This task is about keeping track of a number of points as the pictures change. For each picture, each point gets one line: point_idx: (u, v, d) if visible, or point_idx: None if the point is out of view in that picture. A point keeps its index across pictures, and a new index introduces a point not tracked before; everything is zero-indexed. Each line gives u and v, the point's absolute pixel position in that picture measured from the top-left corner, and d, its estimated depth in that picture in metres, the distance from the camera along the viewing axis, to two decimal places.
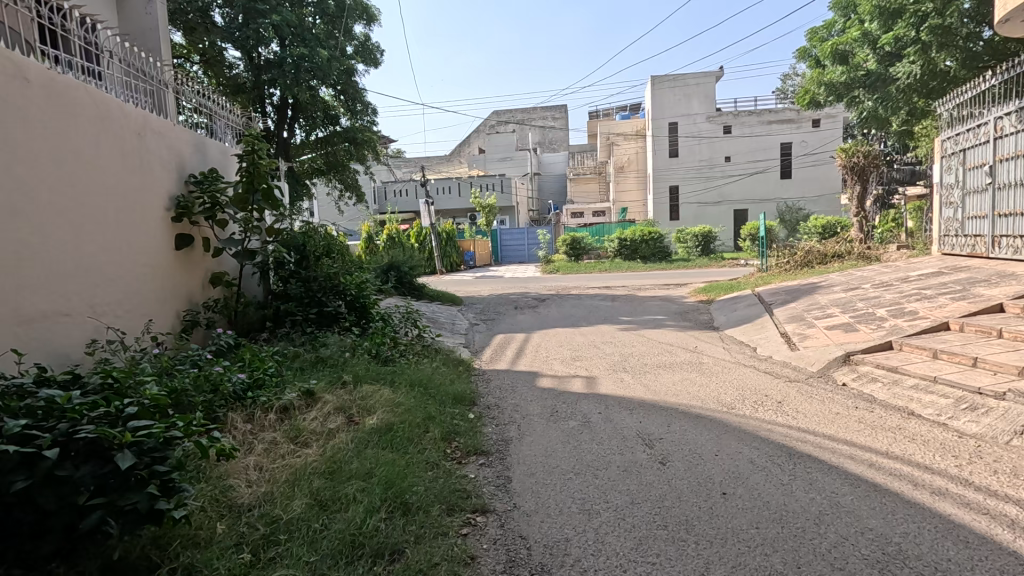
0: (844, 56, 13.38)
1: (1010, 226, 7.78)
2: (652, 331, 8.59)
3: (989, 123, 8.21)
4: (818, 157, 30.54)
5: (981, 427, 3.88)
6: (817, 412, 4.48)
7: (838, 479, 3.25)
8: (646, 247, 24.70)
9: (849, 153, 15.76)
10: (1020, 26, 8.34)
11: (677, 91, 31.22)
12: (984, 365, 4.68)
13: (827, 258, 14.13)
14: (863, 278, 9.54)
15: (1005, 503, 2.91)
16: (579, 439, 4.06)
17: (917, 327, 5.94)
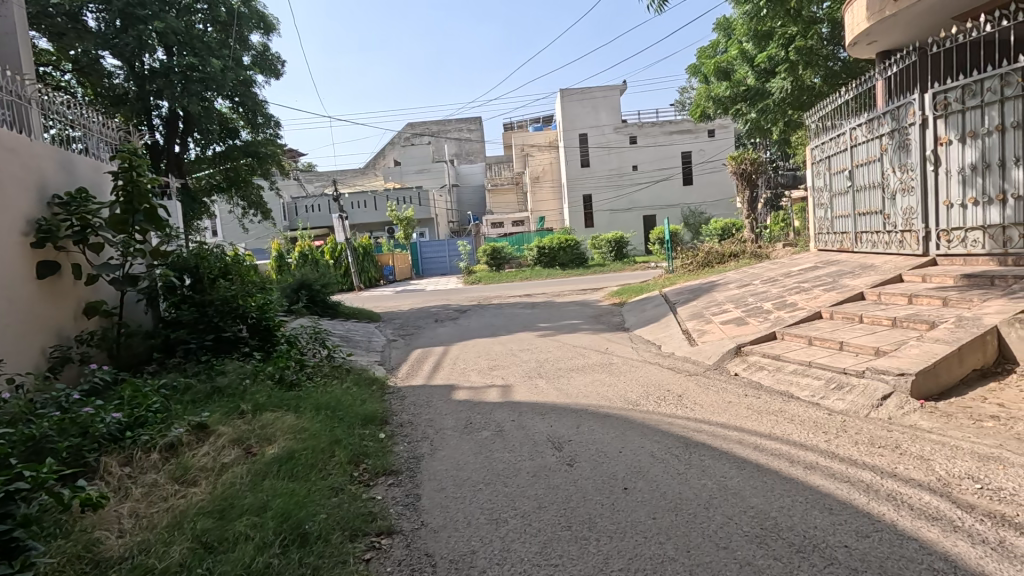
0: (728, 72, 14.64)
1: (869, 223, 8.81)
2: (567, 336, 8.84)
3: (847, 132, 9.31)
4: (715, 164, 33.02)
5: (846, 404, 4.37)
6: (712, 402, 4.81)
7: (727, 463, 3.50)
8: (564, 255, 25.43)
9: (739, 160, 17.14)
10: (865, 50, 9.56)
11: (585, 103, 32.67)
12: (849, 348, 5.27)
13: (725, 258, 15.29)
14: (754, 275, 10.41)
15: (864, 470, 3.27)
16: (490, 449, 4.08)
17: (796, 317, 6.57)
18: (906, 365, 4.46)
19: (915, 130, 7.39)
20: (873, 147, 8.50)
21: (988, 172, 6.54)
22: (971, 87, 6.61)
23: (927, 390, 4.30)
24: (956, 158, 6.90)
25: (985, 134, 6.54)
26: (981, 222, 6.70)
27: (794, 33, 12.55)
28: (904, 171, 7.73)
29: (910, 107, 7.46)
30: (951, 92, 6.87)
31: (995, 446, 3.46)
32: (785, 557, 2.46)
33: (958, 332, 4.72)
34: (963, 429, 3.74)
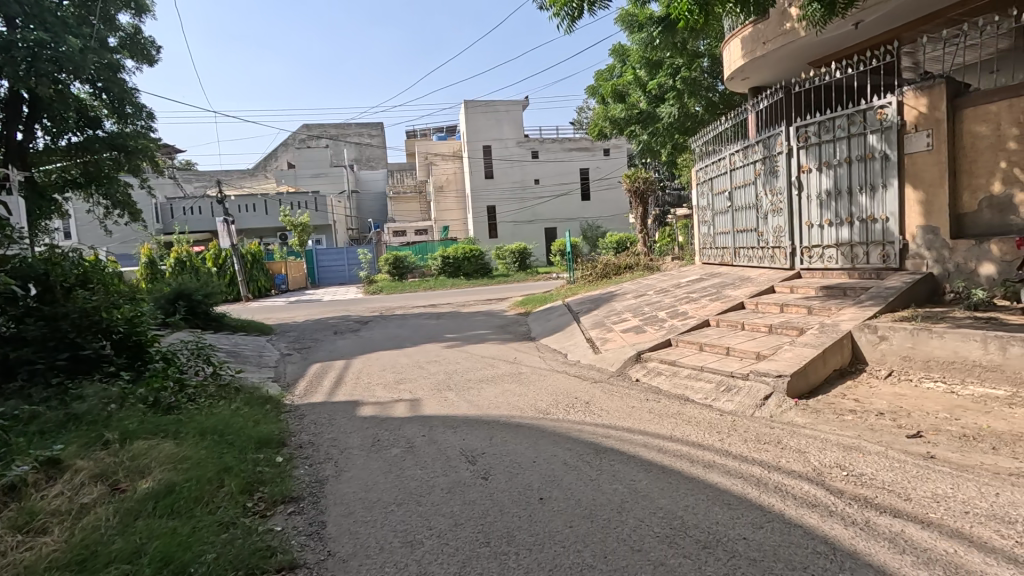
0: (623, 95, 15.63)
1: (745, 240, 9.80)
2: (475, 346, 8.77)
3: (726, 157, 10.32)
4: (610, 181, 34.95)
5: (734, 404, 4.78)
6: (618, 408, 5.02)
7: (635, 466, 3.65)
8: (469, 265, 25.45)
9: (633, 178, 18.27)
10: (740, 84, 10.68)
11: (489, 116, 33.17)
12: (734, 353, 5.77)
13: (621, 269, 16.19)
14: (648, 286, 11.11)
15: (754, 466, 3.57)
16: (401, 467, 3.89)
17: (688, 325, 7.09)
18: (781, 367, 4.98)
19: (782, 158, 8.38)
20: (748, 171, 9.50)
21: (839, 198, 7.56)
22: (825, 123, 7.64)
23: (799, 389, 4.83)
24: (815, 184, 7.90)
25: (837, 165, 7.57)
26: (835, 240, 7.70)
27: (680, 64, 13.69)
28: (773, 194, 8.72)
29: (778, 138, 8.45)
30: (810, 126, 7.89)
31: (855, 437, 3.95)
32: (692, 553, 2.60)
33: (822, 337, 5.37)
34: (829, 423, 4.24)
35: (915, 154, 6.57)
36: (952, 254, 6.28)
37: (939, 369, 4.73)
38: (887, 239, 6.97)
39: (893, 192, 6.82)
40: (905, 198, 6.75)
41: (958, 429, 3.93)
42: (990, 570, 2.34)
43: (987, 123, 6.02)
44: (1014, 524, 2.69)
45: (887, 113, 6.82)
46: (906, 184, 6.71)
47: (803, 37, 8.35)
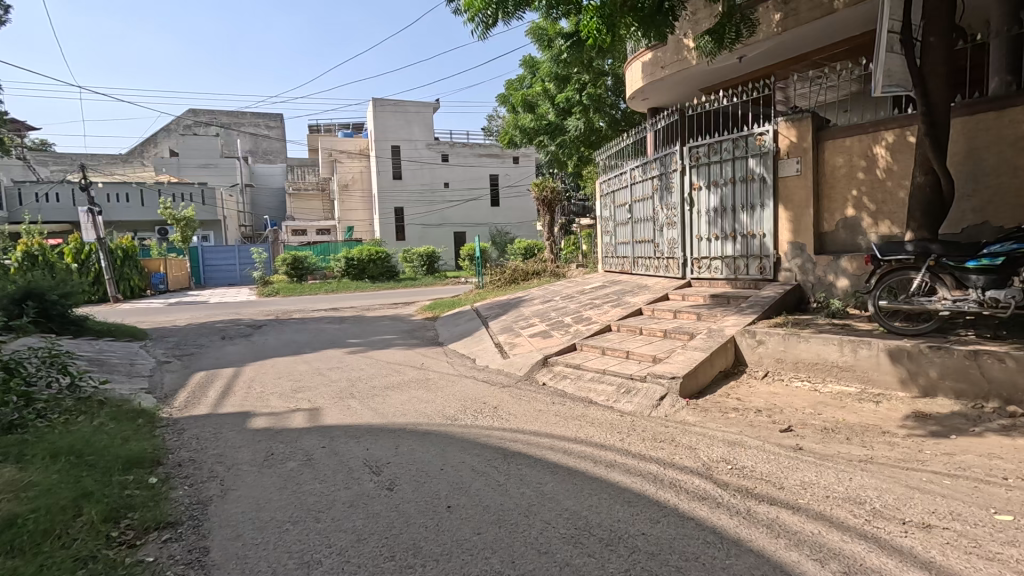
0: (532, 105, 16.01)
1: (643, 250, 10.42)
2: (380, 352, 8.47)
3: (627, 171, 10.93)
4: (519, 189, 35.60)
5: (634, 405, 5.04)
6: (525, 412, 5.09)
7: (542, 470, 3.70)
8: (374, 267, 24.65)
9: (541, 188, 18.79)
10: (640, 104, 11.38)
11: (398, 116, 32.46)
12: (633, 356, 6.09)
13: (529, 275, 16.54)
14: (555, 292, 11.44)
15: (652, 464, 3.77)
16: (298, 482, 3.63)
17: (592, 330, 7.38)
18: (675, 369, 5.34)
19: (677, 175, 9.03)
20: (647, 186, 10.13)
21: (725, 215, 8.30)
22: (714, 146, 8.37)
23: (690, 389, 5.22)
24: (704, 201, 8.60)
25: (723, 184, 8.30)
26: (720, 253, 8.43)
27: (586, 81, 14.33)
28: (668, 208, 9.37)
29: (673, 156, 9.10)
30: (701, 148, 8.59)
31: (738, 432, 4.33)
32: (595, 551, 2.68)
33: (709, 341, 5.84)
34: (716, 421, 4.61)
35: (786, 178, 7.40)
36: (815, 268, 7.13)
37: (805, 369, 5.33)
38: (763, 253, 7.75)
39: (769, 211, 7.61)
40: (779, 217, 7.56)
41: (820, 423, 4.45)
42: (847, 546, 2.66)
43: (843, 155, 6.92)
44: (864, 504, 3.08)
45: (765, 140, 7.61)
46: (779, 204, 7.52)
47: (696, 66, 9.09)
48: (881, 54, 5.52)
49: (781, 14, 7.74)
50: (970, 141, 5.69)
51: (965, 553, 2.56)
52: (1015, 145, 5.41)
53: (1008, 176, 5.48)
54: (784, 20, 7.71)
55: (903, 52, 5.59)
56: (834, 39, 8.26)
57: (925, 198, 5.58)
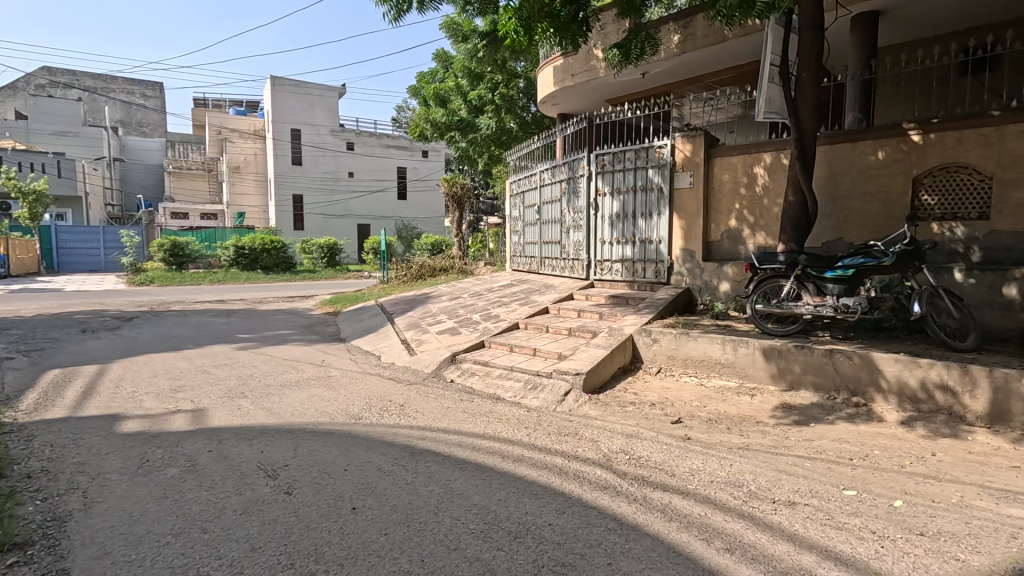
0: (444, 100, 15.94)
1: (550, 251, 10.73)
2: (275, 348, 7.92)
3: (537, 173, 11.19)
4: (427, 184, 34.99)
5: (540, 401, 5.19)
6: (433, 409, 5.03)
7: (451, 466, 3.68)
8: (268, 257, 22.96)
9: (450, 183, 18.59)
10: (551, 109, 11.71)
11: (299, 98, 30.53)
12: (540, 353, 6.26)
13: (436, 271, 16.35)
14: (463, 289, 11.42)
15: (557, 457, 3.91)
16: (180, 490, 3.29)
17: (500, 327, 7.46)
18: (579, 366, 5.58)
19: (583, 180, 9.40)
20: (555, 189, 10.45)
21: (626, 221, 8.80)
22: (618, 155, 8.85)
23: (592, 384, 5.47)
24: (608, 207, 9.06)
25: (625, 192, 8.79)
26: (620, 256, 8.92)
27: (499, 81, 14.47)
28: (574, 212, 9.74)
29: (581, 162, 9.47)
30: (606, 156, 9.03)
31: (635, 425, 4.62)
32: (504, 545, 2.72)
33: (611, 340, 6.17)
34: (615, 414, 4.88)
35: (681, 190, 8.01)
36: (703, 273, 7.79)
37: (693, 365, 5.81)
38: (659, 258, 8.33)
39: (665, 218, 8.19)
40: (673, 224, 8.16)
41: (706, 414, 4.88)
42: (728, 526, 2.94)
43: (729, 171, 7.62)
44: (742, 487, 3.43)
45: (663, 153, 8.18)
46: (673, 213, 8.12)
47: (604, 77, 9.54)
48: (763, 83, 6.15)
49: (680, 37, 8.35)
50: (830, 167, 6.54)
51: (822, 525, 2.94)
52: (864, 173, 6.31)
53: (858, 200, 6.37)
54: (683, 42, 8.34)
55: (780, 84, 6.28)
56: (724, 65, 9.07)
57: (793, 215, 6.33)
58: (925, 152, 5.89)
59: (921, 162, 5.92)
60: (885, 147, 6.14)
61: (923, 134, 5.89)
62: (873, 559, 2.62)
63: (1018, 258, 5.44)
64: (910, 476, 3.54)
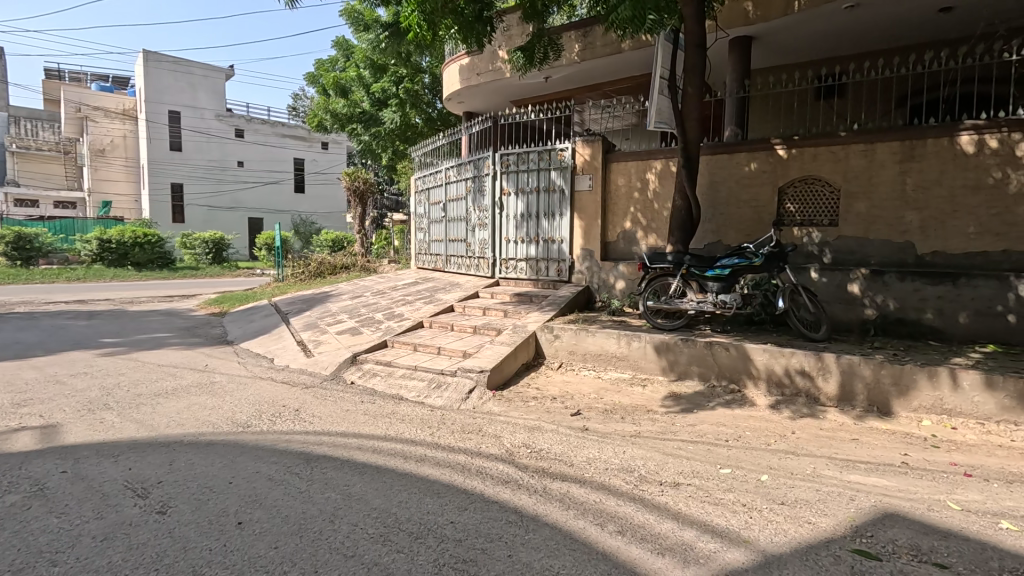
0: (345, 90, 15.29)
1: (455, 249, 10.70)
2: (148, 353, 7.12)
3: (442, 170, 11.09)
4: (327, 177, 33.30)
5: (444, 400, 5.15)
6: (331, 412, 4.81)
7: (350, 471, 3.54)
8: (140, 252, 20.59)
9: (351, 177, 17.80)
10: (457, 106, 11.65)
11: (178, 77, 27.66)
12: (445, 352, 6.22)
13: (337, 269, 15.61)
14: (365, 287, 11.02)
15: (461, 454, 3.90)
16: (22, 520, 2.84)
17: (403, 326, 7.30)
18: (483, 363, 5.62)
19: (488, 179, 9.49)
20: (460, 187, 10.43)
21: (530, 221, 9.01)
22: (522, 156, 9.03)
23: (496, 381, 5.54)
24: (512, 206, 9.22)
25: (529, 192, 9.01)
26: (524, 255, 9.11)
27: (403, 75, 14.12)
28: (480, 210, 9.79)
29: (486, 161, 9.55)
30: (511, 156, 9.18)
31: (536, 419, 4.74)
32: (404, 546, 2.67)
33: (514, 337, 6.28)
34: (518, 409, 4.98)
35: (581, 192, 8.35)
36: (601, 272, 8.19)
37: (591, 359, 6.09)
38: (561, 257, 8.62)
39: (567, 219, 8.50)
40: (574, 225, 8.49)
41: (602, 405, 5.13)
42: (621, 509, 3.12)
43: (624, 176, 8.05)
44: (633, 472, 3.66)
45: (564, 156, 8.49)
46: (574, 214, 8.45)
47: (508, 78, 9.68)
48: (654, 94, 6.55)
49: (580, 46, 8.70)
50: (712, 176, 7.16)
51: (702, 502, 3.22)
52: (739, 182, 6.98)
53: (734, 206, 7.04)
54: (583, 51, 8.69)
55: (669, 96, 6.74)
56: (621, 75, 9.58)
57: (680, 219, 6.85)
58: (788, 165, 6.64)
59: (785, 173, 6.67)
60: (757, 159, 6.84)
61: (787, 149, 6.63)
62: (743, 529, 2.92)
63: (858, 260, 6.32)
64: (774, 453, 3.99)
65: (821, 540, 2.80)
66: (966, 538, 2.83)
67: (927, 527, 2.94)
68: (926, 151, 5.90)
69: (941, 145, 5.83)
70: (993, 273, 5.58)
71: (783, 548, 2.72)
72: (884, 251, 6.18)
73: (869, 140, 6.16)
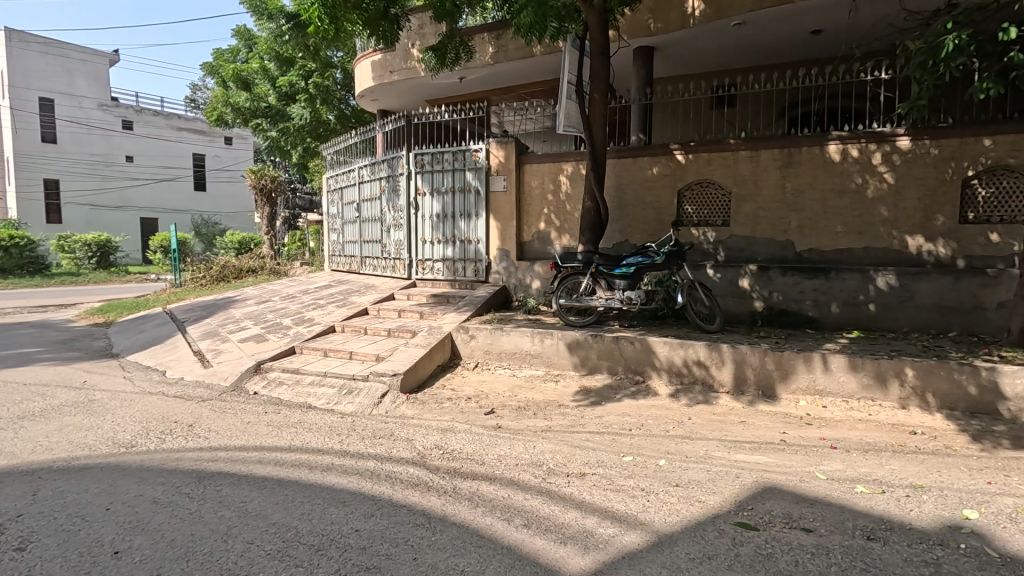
0: (247, 83, 14.46)
1: (370, 250, 10.43)
2: (12, 371, 6.31)
3: (356, 169, 10.76)
4: (232, 174, 31.20)
5: (355, 406, 5.02)
6: (230, 425, 4.52)
7: (248, 486, 3.35)
8: (6, 257, 18.16)
9: (258, 175, 16.71)
10: (370, 104, 11.35)
11: (51, 60, 24.70)
12: (357, 356, 6.05)
13: (242, 273, 14.64)
14: (273, 291, 10.45)
15: (370, 461, 3.82)
16: None
17: (312, 331, 7.00)
18: (396, 366, 5.52)
19: (403, 179, 9.35)
20: (374, 187, 10.20)
21: (445, 221, 8.98)
22: (437, 156, 8.98)
23: (410, 384, 5.47)
24: (428, 206, 9.14)
25: (444, 193, 8.97)
26: (441, 256, 9.07)
27: (312, 69, 13.54)
28: (395, 211, 9.61)
29: (400, 160, 9.39)
30: (425, 156, 9.09)
31: (450, 419, 4.74)
32: (304, 560, 2.57)
33: (429, 339, 6.23)
34: (432, 411, 4.95)
35: (495, 193, 8.44)
36: (516, 272, 8.33)
37: (506, 358, 6.18)
38: (478, 258, 8.67)
39: (482, 220, 8.57)
40: (489, 226, 8.56)
41: (516, 403, 5.23)
42: (528, 503, 3.20)
43: (537, 178, 8.22)
44: (542, 465, 3.76)
45: (479, 157, 8.54)
46: (489, 215, 8.52)
47: (422, 77, 9.56)
48: (562, 98, 6.72)
49: (493, 48, 8.78)
50: (618, 178, 7.52)
51: (604, 489, 3.38)
52: (643, 185, 7.38)
53: (639, 208, 7.43)
54: (496, 53, 8.77)
55: (577, 100, 6.96)
56: (534, 79, 9.78)
57: (589, 219, 7.11)
58: (686, 169, 7.11)
59: (683, 177, 7.14)
60: (658, 163, 7.27)
61: (684, 154, 7.10)
62: (640, 512, 3.09)
63: (747, 257, 6.90)
64: (672, 438, 4.27)
65: (708, 517, 3.04)
66: (829, 503, 3.19)
67: (798, 497, 3.27)
68: (801, 158, 6.55)
69: (813, 153, 6.50)
70: (857, 267, 6.31)
71: (674, 527, 2.91)
72: (768, 249, 6.78)
73: (755, 148, 6.74)
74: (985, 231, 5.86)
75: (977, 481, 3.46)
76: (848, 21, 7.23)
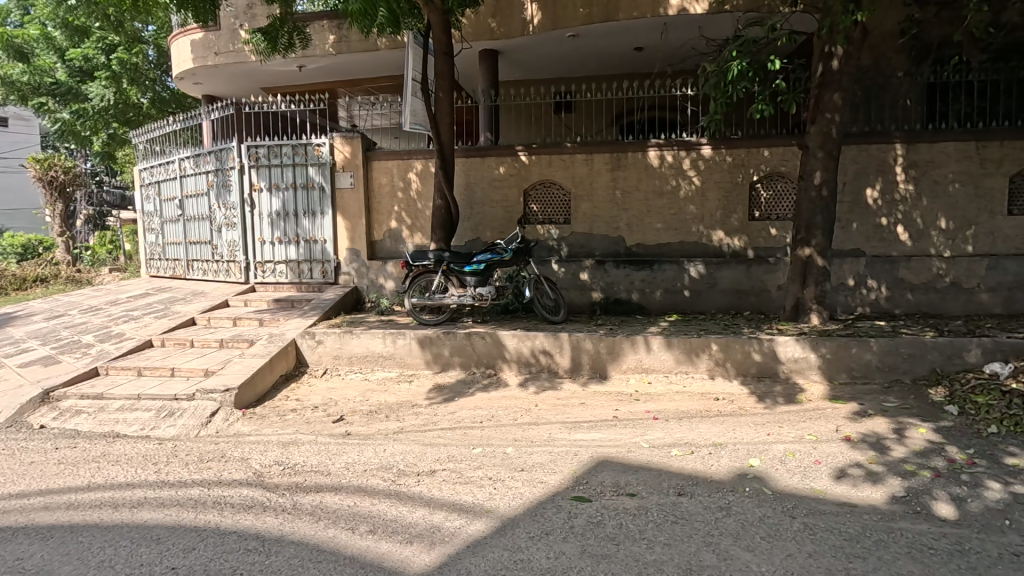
0: (23, 52, 11.91)
1: (198, 253, 9.28)
2: None
3: (176, 161, 9.48)
4: (7, 162, 25.35)
5: (178, 428, 4.44)
6: (5, 469, 3.72)
7: (26, 539, 2.79)
8: None
9: (45, 166, 13.45)
10: (190, 87, 10.05)
11: None
12: (181, 372, 5.36)
13: (26, 283, 11.93)
14: (69, 304, 8.78)
15: (194, 488, 3.41)
16: None
17: (122, 348, 6.04)
18: (229, 380, 5.00)
19: (234, 173, 8.44)
20: (200, 181, 9.08)
21: (287, 219, 8.35)
22: (274, 149, 8.28)
23: (247, 399, 5.00)
24: (265, 204, 8.40)
25: (284, 189, 8.31)
26: (284, 257, 8.41)
27: (116, 43, 11.61)
28: (226, 208, 8.66)
29: (230, 153, 8.47)
30: (260, 149, 8.32)
31: (293, 432, 4.44)
32: None
33: (269, 347, 5.75)
34: (272, 425, 4.59)
35: (342, 190, 8.05)
36: (368, 272, 8.06)
37: (357, 362, 5.96)
38: (325, 258, 8.20)
39: (329, 219, 8.12)
40: (337, 224, 8.15)
41: (367, 407, 5.07)
42: (375, 508, 3.12)
43: (386, 175, 8.01)
44: (392, 468, 3.70)
45: (322, 152, 8.06)
46: (336, 213, 8.11)
47: (253, 63, 8.73)
48: (408, 97, 6.47)
49: (335, 37, 8.36)
50: (467, 177, 7.65)
51: (453, 483, 3.44)
52: (491, 183, 7.60)
53: (488, 206, 7.63)
54: (337, 43, 8.36)
55: (423, 99, 6.86)
56: (381, 74, 9.51)
57: (440, 218, 7.13)
58: (530, 170, 7.48)
59: (528, 177, 7.50)
60: (505, 163, 7.54)
61: (528, 155, 7.46)
62: (486, 501, 3.20)
63: (587, 252, 7.49)
64: (520, 426, 4.48)
65: (548, 496, 3.25)
66: (649, 468, 3.61)
67: (625, 466, 3.65)
68: (628, 162, 7.28)
69: (638, 158, 7.25)
70: (674, 259, 7.20)
71: (517, 510, 3.07)
72: (604, 244, 7.44)
73: (589, 151, 7.32)
74: (767, 227, 7.08)
75: (760, 434, 4.19)
76: (662, 42, 8.21)
